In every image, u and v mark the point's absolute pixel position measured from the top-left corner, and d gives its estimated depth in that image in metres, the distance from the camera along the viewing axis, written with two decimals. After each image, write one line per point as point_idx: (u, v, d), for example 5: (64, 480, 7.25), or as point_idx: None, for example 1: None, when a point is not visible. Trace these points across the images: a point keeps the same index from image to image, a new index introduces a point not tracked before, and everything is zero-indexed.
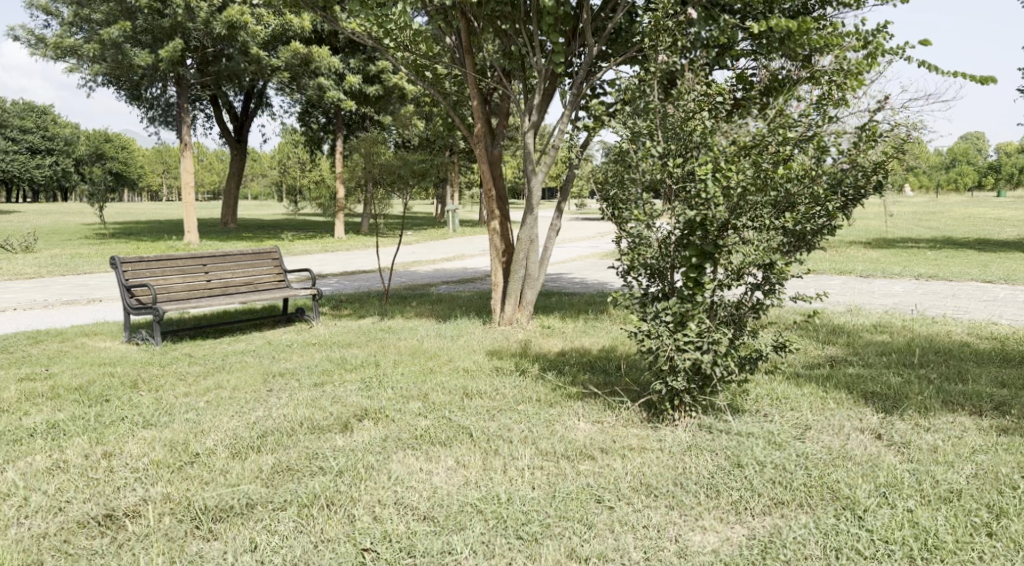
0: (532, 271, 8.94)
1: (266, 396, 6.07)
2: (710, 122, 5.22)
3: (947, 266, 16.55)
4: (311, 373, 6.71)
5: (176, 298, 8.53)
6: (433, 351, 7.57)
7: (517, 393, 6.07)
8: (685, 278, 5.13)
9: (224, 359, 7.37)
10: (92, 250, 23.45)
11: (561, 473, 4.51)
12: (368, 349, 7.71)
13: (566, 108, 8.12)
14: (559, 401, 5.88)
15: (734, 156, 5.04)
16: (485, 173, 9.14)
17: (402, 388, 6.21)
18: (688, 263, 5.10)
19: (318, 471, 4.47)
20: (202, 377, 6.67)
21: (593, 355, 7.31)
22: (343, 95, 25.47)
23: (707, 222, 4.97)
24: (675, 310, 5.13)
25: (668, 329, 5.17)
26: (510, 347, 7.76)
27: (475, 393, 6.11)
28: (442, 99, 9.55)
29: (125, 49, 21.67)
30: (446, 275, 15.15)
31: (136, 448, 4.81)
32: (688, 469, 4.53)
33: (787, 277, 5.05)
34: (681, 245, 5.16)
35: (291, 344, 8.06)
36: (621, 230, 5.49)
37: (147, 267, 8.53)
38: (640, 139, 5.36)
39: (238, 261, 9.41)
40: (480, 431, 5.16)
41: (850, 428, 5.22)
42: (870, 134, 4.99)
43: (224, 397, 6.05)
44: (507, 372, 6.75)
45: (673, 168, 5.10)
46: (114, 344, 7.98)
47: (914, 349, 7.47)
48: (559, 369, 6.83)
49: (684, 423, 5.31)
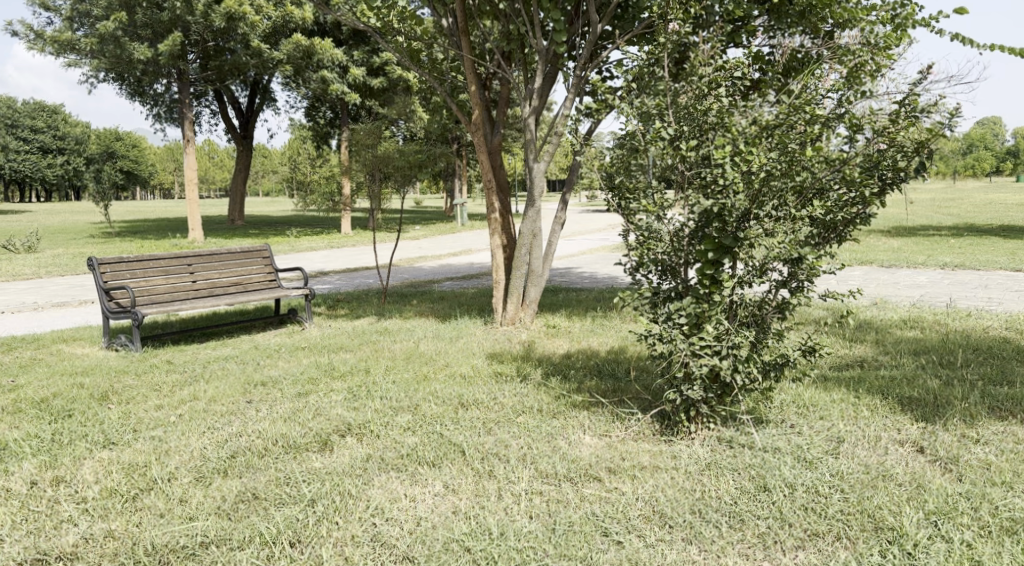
0: (536, 267, 8.40)
1: (244, 409, 5.59)
2: (727, 100, 4.66)
3: (974, 254, 15.82)
4: (296, 382, 6.22)
5: (158, 300, 8.04)
6: (429, 355, 7.06)
7: (517, 402, 5.55)
8: (700, 275, 4.56)
9: (205, 366, 6.89)
10: (95, 249, 23.08)
11: (562, 500, 3.98)
12: (360, 353, 7.20)
13: (569, 92, 7.55)
14: (562, 411, 5.35)
15: (754, 137, 4.48)
16: (485, 163, 8.59)
17: (391, 398, 5.70)
18: (704, 258, 4.54)
19: (287, 501, 3.98)
20: (179, 387, 6.20)
21: (600, 358, 6.77)
22: (347, 88, 24.92)
23: (725, 212, 4.40)
24: (691, 311, 4.59)
25: (682, 332, 4.64)
26: (512, 350, 7.23)
27: (471, 402, 5.58)
28: (439, 86, 9.01)
29: (123, 43, 21.22)
30: (452, 271, 14.64)
31: (91, 473, 4.35)
32: (706, 494, 4.00)
33: (818, 272, 4.46)
34: (696, 238, 4.61)
35: (279, 348, 7.58)
36: (628, 223, 4.94)
37: (127, 268, 8.03)
38: (649, 120, 4.80)
39: (226, 260, 8.90)
40: (474, 448, 4.65)
41: (887, 441, 4.66)
42: (910, 108, 4.38)
43: (198, 410, 5.57)
44: (508, 378, 6.23)
45: (687, 152, 4.53)
46: (91, 351, 7.52)
47: (951, 346, 6.87)
48: (564, 374, 6.30)
49: (701, 437, 4.75)
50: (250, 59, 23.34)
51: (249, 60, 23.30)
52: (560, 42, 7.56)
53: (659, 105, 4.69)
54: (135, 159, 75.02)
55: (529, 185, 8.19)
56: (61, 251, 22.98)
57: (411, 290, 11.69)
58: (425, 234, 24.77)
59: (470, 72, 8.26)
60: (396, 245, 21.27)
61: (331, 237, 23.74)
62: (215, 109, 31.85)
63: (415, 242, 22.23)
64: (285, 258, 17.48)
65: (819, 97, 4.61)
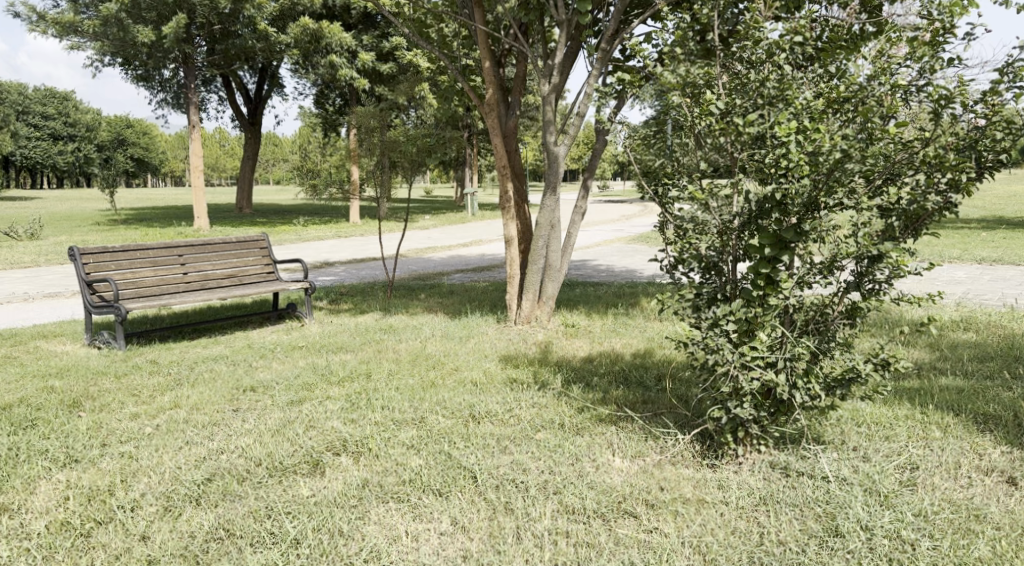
0: (554, 260, 7.70)
1: (228, 420, 4.98)
2: (788, 70, 3.97)
3: (1013, 249, 15.01)
4: (288, 388, 5.59)
5: (146, 294, 7.43)
6: (437, 357, 6.42)
7: (536, 415, 4.91)
8: (754, 275, 3.89)
9: (191, 368, 6.27)
10: (99, 237, 22.52)
11: (593, 543, 3.36)
12: (361, 355, 6.57)
13: (592, 69, 6.87)
14: (587, 426, 4.71)
15: (820, 112, 3.81)
16: (499, 147, 7.91)
17: (393, 409, 5.05)
18: (758, 254, 3.87)
19: (267, 541, 3.37)
20: (160, 393, 5.59)
21: (627, 362, 6.12)
22: (356, 73, 24.21)
23: (787, 199, 3.73)
24: (741, 317, 3.92)
25: (731, 341, 4.00)
26: (528, 352, 6.59)
27: (483, 415, 4.94)
28: (451, 63, 8.30)
29: (126, 26, 20.61)
30: (463, 263, 13.99)
31: (43, 500, 3.74)
32: (765, 541, 3.38)
33: (902, 273, 3.71)
34: (749, 231, 3.94)
35: (274, 348, 6.95)
36: (667, 213, 4.29)
37: (111, 258, 7.41)
38: (694, 93, 4.10)
39: (220, 250, 8.27)
40: (488, 474, 4.01)
41: (972, 470, 4.01)
42: (1014, 77, 3.66)
43: (177, 421, 4.95)
44: (524, 385, 5.57)
45: (740, 128, 3.86)
46: (72, 349, 6.92)
47: (1019, 353, 6.16)
48: (587, 381, 5.63)
49: (751, 462, 4.12)
50: (257, 42, 22.69)
51: (256, 44, 22.66)
52: (583, 12, 6.85)
53: (708, 74, 4.00)
54: (145, 147, 74.58)
55: (547, 170, 7.47)
56: (64, 238, 22.45)
57: (419, 283, 11.03)
58: (435, 224, 24.10)
59: (483, 47, 7.58)
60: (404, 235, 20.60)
61: (339, 226, 23.13)
62: (222, 95, 31.19)
63: (425, 232, 21.56)
64: (290, 248, 16.84)
65: (896, 66, 3.92)
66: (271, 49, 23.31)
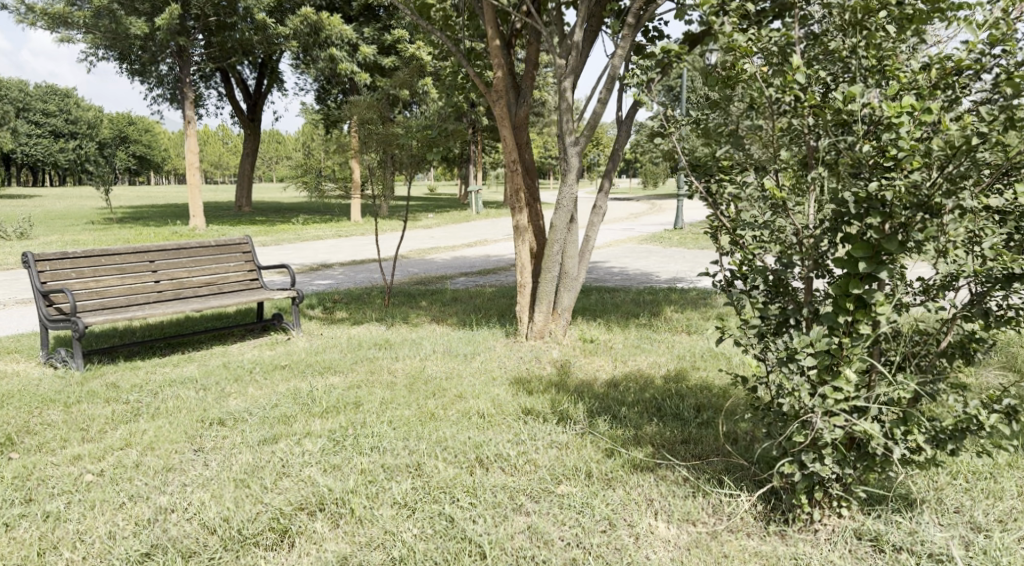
0: (570, 268, 6.82)
1: (186, 465, 4.17)
2: (887, 32, 3.06)
3: None
4: (262, 422, 4.74)
5: (110, 305, 6.60)
6: (438, 381, 5.56)
7: (556, 459, 4.07)
8: (843, 299, 3.02)
9: (155, 394, 5.45)
10: (89, 237, 21.67)
11: None
12: (352, 377, 5.71)
13: (619, 48, 6.03)
14: (621, 476, 3.86)
15: (930, 88, 2.94)
16: (508, 138, 7.00)
17: (384, 451, 4.20)
18: (848, 269, 3.00)
19: None
20: (112, 428, 4.76)
21: (659, 389, 5.24)
22: (357, 67, 23.25)
23: (893, 201, 2.83)
24: (824, 350, 3.06)
25: (809, 380, 3.15)
26: (542, 374, 5.73)
27: (492, 460, 4.10)
28: (455, 47, 7.42)
29: (118, 17, 19.69)
30: (466, 265, 13.09)
31: None
32: None
33: None
34: (834, 239, 3.07)
35: (253, 367, 6.11)
36: (723, 217, 3.42)
37: (71, 265, 6.55)
38: (764, 63, 3.19)
39: (196, 255, 7.42)
40: (499, 549, 3.19)
41: None
42: None
43: (125, 466, 4.14)
44: (540, 418, 4.72)
45: (825, 108, 2.99)
46: (23, 369, 6.11)
47: None
48: (615, 413, 4.77)
49: (832, 530, 3.28)
50: (254, 34, 21.80)
51: (254, 37, 21.70)
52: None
53: (785, 38, 3.12)
54: (146, 145, 73.90)
55: (563, 165, 6.57)
56: (52, 238, 21.58)
57: (420, 289, 10.16)
58: (437, 223, 23.26)
59: (490, 24, 6.67)
60: (405, 234, 19.73)
61: (338, 224, 22.24)
62: (220, 90, 30.28)
63: (428, 232, 20.64)
64: (286, 250, 15.93)
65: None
66: (269, 41, 22.41)
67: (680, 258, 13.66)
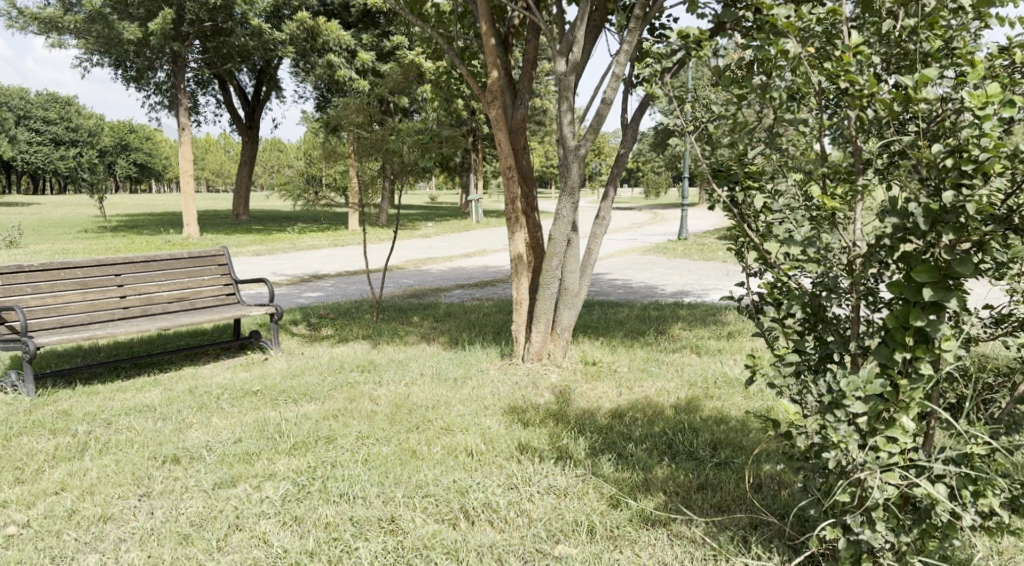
0: (570, 284, 6.28)
1: (125, 515, 3.60)
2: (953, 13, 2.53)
3: None
4: (220, 461, 4.19)
5: (69, 323, 6.05)
6: (423, 410, 5.00)
7: (553, 510, 3.52)
8: (902, 333, 2.46)
9: (109, 424, 4.90)
10: (78, 246, 21.13)
11: None
12: (329, 406, 5.16)
13: (625, 44, 5.49)
14: (628, 534, 3.30)
15: (1009, 77, 2.40)
16: (503, 144, 6.47)
17: (355, 499, 3.65)
18: (908, 296, 2.45)
19: None
20: (51, 467, 4.20)
21: (669, 421, 4.69)
22: (356, 74, 22.74)
23: (971, 212, 2.27)
24: (876, 394, 2.50)
25: (858, 431, 2.58)
26: (540, 402, 5.18)
27: (479, 510, 3.55)
28: (448, 45, 6.87)
29: (111, 21, 19.22)
30: (464, 277, 12.54)
31: None
32: None
33: None
34: (889, 259, 2.51)
35: (223, 393, 5.56)
36: (752, 231, 2.88)
37: (27, 279, 6.00)
38: (804, 47, 2.64)
39: (167, 268, 6.87)
40: None
41: None
42: None
43: (56, 516, 3.58)
44: (536, 456, 4.16)
45: (882, 100, 2.45)
46: None
47: None
48: (620, 451, 4.21)
49: None
50: (250, 40, 21.35)
51: (249, 42, 21.23)
52: None
53: (832, 14, 2.57)
54: (146, 153, 73.48)
55: (562, 173, 6.02)
56: (40, 247, 21.06)
57: (413, 303, 9.63)
58: (436, 232, 22.72)
59: (484, 20, 6.12)
60: (402, 245, 19.13)
61: (334, 234, 21.65)
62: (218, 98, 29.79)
63: (426, 242, 20.09)
64: (279, 260, 15.38)
65: None
66: (266, 47, 21.92)
67: (686, 270, 13.12)
